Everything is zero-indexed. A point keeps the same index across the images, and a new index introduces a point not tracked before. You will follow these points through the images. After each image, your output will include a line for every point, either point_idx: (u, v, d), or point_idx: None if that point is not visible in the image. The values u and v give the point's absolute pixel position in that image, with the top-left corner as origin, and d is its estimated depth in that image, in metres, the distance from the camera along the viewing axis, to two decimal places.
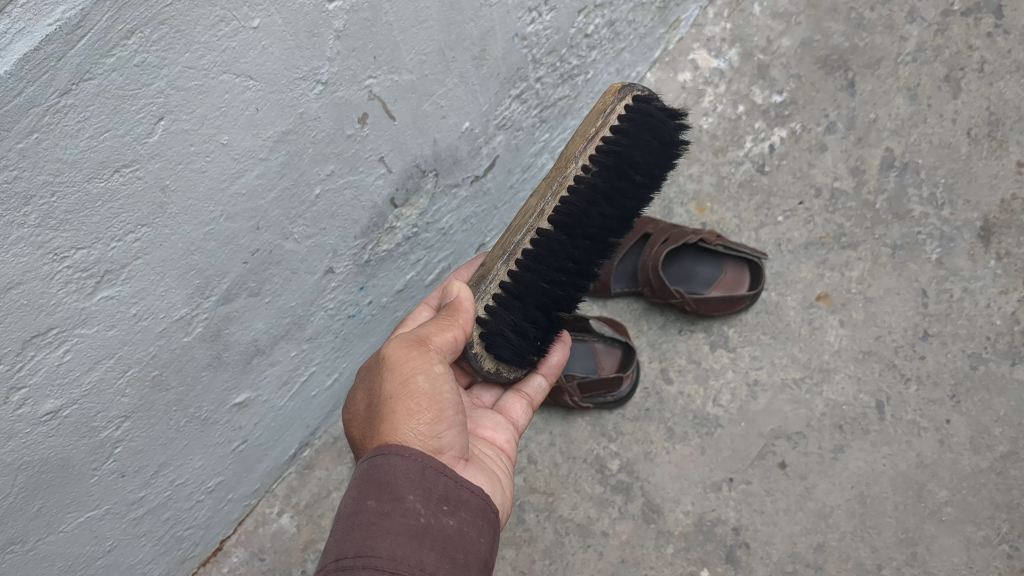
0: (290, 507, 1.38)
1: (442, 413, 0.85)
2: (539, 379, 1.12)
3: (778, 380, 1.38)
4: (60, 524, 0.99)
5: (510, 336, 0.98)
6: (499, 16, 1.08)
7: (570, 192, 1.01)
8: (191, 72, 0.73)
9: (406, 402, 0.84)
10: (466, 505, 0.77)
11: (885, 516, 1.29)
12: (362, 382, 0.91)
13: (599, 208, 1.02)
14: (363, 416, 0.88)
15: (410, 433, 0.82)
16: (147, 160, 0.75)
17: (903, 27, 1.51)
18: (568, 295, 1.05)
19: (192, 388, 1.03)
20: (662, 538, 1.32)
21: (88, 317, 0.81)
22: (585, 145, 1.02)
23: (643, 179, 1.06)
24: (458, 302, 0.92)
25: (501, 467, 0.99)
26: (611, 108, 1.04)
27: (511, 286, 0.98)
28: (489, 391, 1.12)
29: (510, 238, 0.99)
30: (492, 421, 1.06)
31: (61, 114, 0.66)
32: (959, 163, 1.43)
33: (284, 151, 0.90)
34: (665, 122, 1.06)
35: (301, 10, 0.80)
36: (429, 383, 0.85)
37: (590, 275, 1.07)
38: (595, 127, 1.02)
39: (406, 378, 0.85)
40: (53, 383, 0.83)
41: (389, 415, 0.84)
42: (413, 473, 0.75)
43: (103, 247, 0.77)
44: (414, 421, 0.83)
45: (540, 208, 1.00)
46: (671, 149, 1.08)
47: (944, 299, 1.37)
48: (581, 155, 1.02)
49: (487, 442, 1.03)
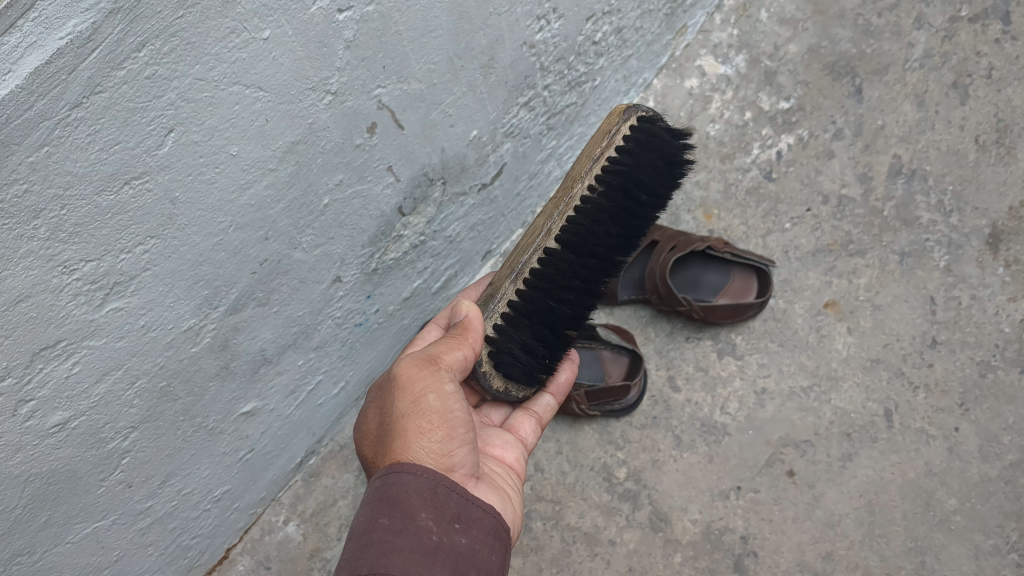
0: (296, 515, 1.37)
1: (453, 431, 0.85)
2: (546, 398, 1.11)
3: (786, 387, 1.38)
4: (67, 535, 0.99)
5: (518, 353, 0.98)
6: (507, 25, 1.08)
7: (576, 212, 1.00)
8: (202, 84, 0.73)
9: (417, 420, 0.84)
10: (478, 523, 0.76)
11: (893, 525, 1.29)
12: (374, 401, 0.91)
13: (604, 227, 1.01)
14: (374, 435, 0.88)
15: (421, 450, 0.82)
16: (157, 172, 0.75)
17: (910, 34, 1.50)
18: (575, 314, 1.04)
19: (199, 398, 1.02)
20: (670, 546, 1.31)
21: (96, 329, 0.81)
22: (591, 165, 1.01)
23: (649, 199, 1.05)
24: (466, 320, 0.93)
25: (510, 485, 0.99)
26: (616, 129, 1.03)
27: (519, 305, 0.98)
28: (497, 410, 1.12)
29: (517, 258, 0.99)
30: (501, 439, 1.06)
31: (72, 127, 0.66)
32: (967, 170, 1.43)
33: (293, 161, 0.89)
34: (670, 142, 1.04)
35: (312, 20, 0.79)
36: (440, 402, 0.85)
37: (597, 293, 1.06)
38: (601, 146, 1.02)
39: (417, 397, 0.85)
40: (61, 395, 0.82)
41: (401, 433, 0.84)
42: (426, 491, 0.75)
43: (112, 259, 0.77)
44: (425, 439, 0.83)
45: (547, 228, 0.99)
46: (676, 168, 1.06)
47: (952, 307, 1.37)
48: (587, 175, 1.02)
49: (496, 460, 1.03)
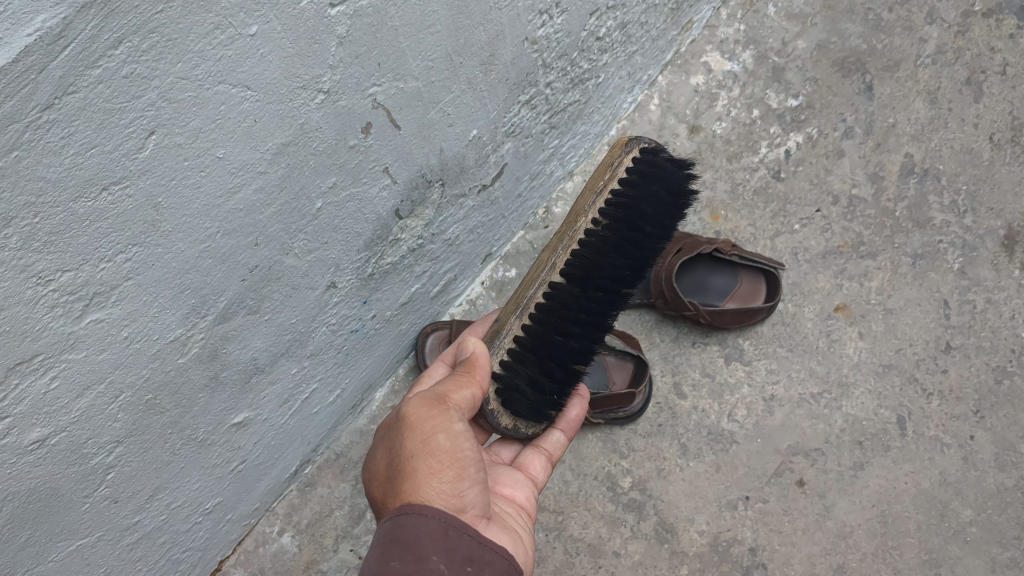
0: (291, 526, 1.33)
1: (464, 471, 0.81)
2: (557, 434, 1.06)
3: (796, 394, 1.33)
4: (50, 553, 0.94)
5: (525, 390, 0.93)
6: (508, 20, 1.03)
7: (581, 245, 0.98)
8: (184, 83, 0.69)
9: (427, 461, 0.80)
10: (490, 567, 0.72)
11: (907, 536, 1.25)
12: (380, 442, 0.87)
13: (609, 259, 0.98)
14: (382, 475, 0.83)
15: (432, 492, 0.78)
16: (138, 176, 0.71)
17: (922, 28, 1.46)
18: (582, 347, 0.99)
19: (188, 410, 0.98)
20: (676, 558, 1.27)
21: (76, 342, 0.76)
22: (594, 199, 0.99)
23: (655, 230, 1.01)
24: (473, 357, 0.89)
25: (522, 525, 0.94)
26: (618, 161, 1.01)
27: (524, 340, 0.94)
28: (507, 447, 1.08)
29: (522, 293, 0.96)
30: (511, 478, 1.01)
31: (43, 129, 0.61)
32: (981, 169, 1.40)
33: (284, 163, 0.85)
34: (673, 172, 1.01)
35: (302, 16, 0.75)
36: (450, 442, 0.81)
37: (604, 327, 1.01)
38: (603, 180, 0.99)
39: (426, 438, 0.81)
40: (40, 411, 0.78)
41: (410, 475, 0.79)
42: (437, 534, 0.71)
43: (92, 269, 0.73)
44: (436, 480, 0.79)
45: (552, 262, 0.97)
46: (680, 199, 1.03)
47: (967, 310, 1.34)
48: (591, 209, 0.99)
49: (507, 499, 0.98)
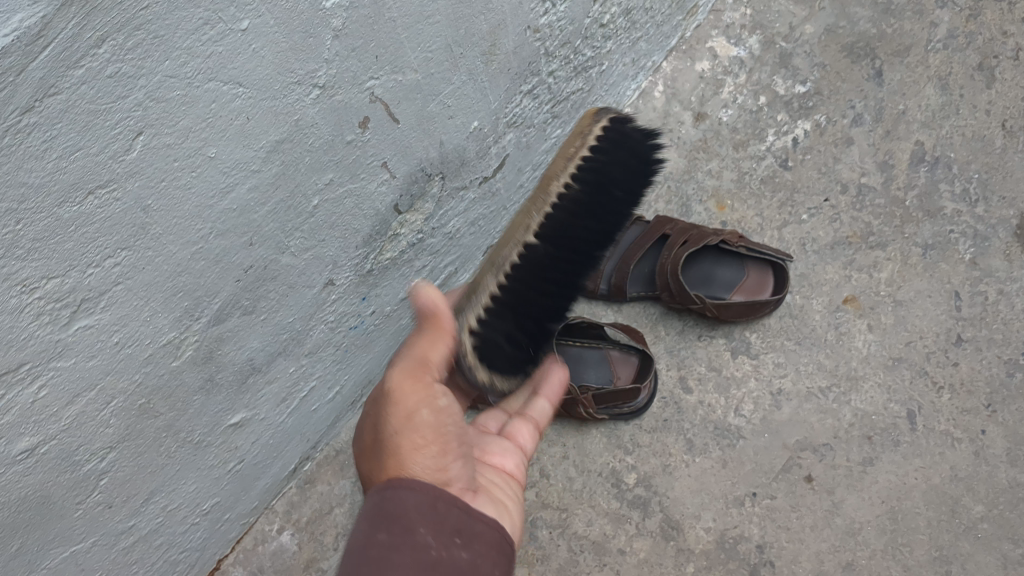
0: (290, 524, 1.31)
1: (448, 445, 0.80)
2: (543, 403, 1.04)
3: (804, 388, 1.31)
4: (42, 560, 0.92)
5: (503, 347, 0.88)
6: (510, 8, 1.00)
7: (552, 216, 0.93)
8: (173, 81, 0.66)
9: (411, 435, 0.77)
10: (479, 537, 0.72)
11: (917, 533, 1.22)
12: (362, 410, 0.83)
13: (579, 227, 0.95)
14: (365, 445, 0.80)
15: (417, 467, 0.76)
16: (126, 179, 0.68)
17: (933, 13, 1.45)
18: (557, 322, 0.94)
19: (182, 413, 0.95)
20: (682, 555, 1.24)
21: (65, 349, 0.73)
22: (565, 166, 0.94)
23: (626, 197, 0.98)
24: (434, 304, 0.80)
25: (510, 494, 0.93)
26: (587, 131, 0.96)
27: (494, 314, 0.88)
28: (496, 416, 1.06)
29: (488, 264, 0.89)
30: (500, 446, 1.01)
31: (23, 133, 0.58)
32: (994, 157, 1.37)
33: (278, 162, 0.82)
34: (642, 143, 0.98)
35: (295, 9, 0.72)
36: (434, 415, 0.78)
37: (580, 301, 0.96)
38: (573, 147, 0.95)
39: (408, 410, 0.77)
40: (29, 420, 0.75)
41: (395, 449, 0.77)
42: (425, 508, 0.70)
43: (79, 274, 0.70)
44: (421, 454, 0.77)
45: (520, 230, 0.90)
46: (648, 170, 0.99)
47: (978, 302, 1.31)
48: (562, 175, 0.94)
49: (496, 469, 0.97)
